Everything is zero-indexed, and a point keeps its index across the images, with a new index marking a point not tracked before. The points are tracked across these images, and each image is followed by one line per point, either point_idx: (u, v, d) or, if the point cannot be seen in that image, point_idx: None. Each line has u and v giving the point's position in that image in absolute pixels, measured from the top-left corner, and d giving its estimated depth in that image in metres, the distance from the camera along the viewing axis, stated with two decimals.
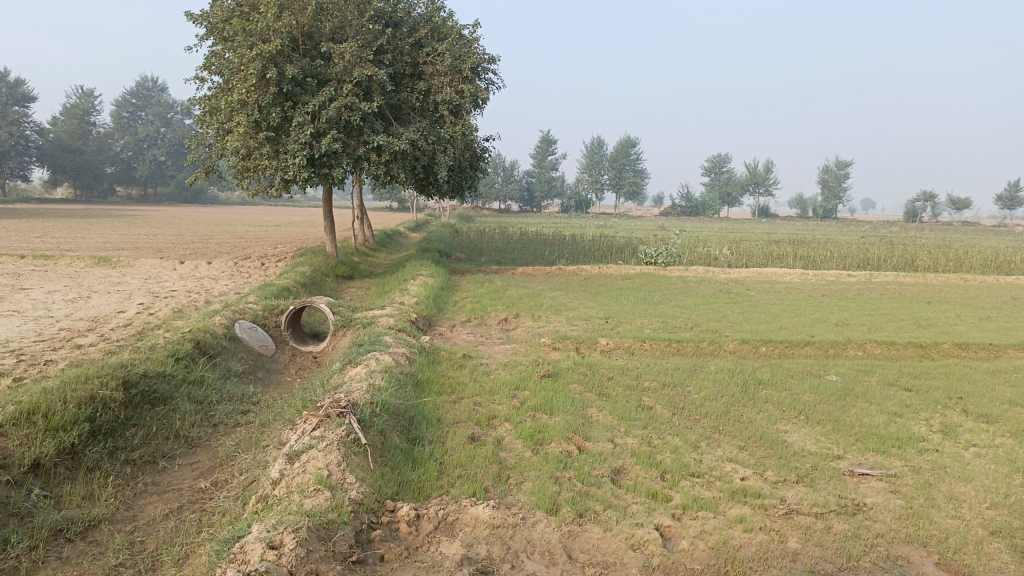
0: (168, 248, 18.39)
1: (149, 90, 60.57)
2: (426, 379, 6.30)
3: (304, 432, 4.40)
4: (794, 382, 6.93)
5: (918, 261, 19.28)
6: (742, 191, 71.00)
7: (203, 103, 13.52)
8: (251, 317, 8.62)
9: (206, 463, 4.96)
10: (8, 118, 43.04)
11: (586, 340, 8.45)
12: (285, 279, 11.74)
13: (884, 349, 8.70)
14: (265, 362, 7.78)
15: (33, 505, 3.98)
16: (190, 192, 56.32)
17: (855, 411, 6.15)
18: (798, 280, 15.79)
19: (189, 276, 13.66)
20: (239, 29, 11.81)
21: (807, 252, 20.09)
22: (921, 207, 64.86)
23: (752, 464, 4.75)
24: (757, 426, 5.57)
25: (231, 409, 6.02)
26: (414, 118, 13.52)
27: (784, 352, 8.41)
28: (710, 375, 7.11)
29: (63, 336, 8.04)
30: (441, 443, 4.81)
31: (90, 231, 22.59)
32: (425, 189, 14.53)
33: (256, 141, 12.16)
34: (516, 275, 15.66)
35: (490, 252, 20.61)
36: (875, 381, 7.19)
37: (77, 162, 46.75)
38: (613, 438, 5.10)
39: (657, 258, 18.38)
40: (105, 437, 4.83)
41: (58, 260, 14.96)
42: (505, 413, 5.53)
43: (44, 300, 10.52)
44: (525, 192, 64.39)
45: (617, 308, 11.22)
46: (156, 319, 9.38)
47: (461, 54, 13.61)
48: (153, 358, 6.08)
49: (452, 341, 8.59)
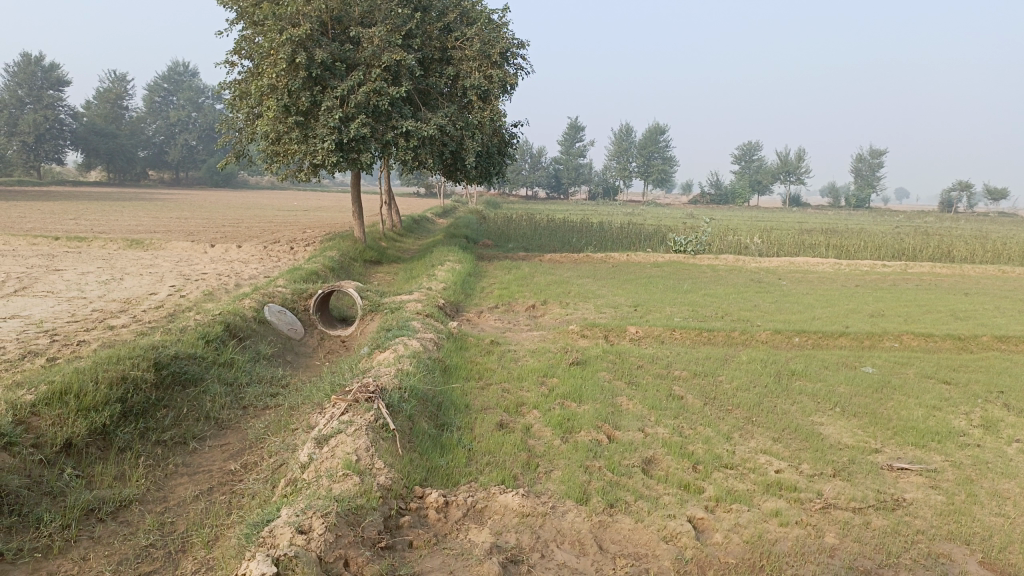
0: (199, 231, 18.57)
1: (181, 75, 61.17)
2: (454, 365, 6.26)
3: (333, 416, 4.38)
4: (828, 373, 6.79)
5: (956, 252, 18.85)
6: (773, 179, 70.03)
7: (233, 87, 13.57)
8: (280, 301, 8.64)
9: (236, 445, 4.97)
10: (43, 102, 43.76)
11: (615, 328, 8.35)
12: (313, 263, 11.78)
13: (922, 341, 8.49)
14: (294, 346, 7.80)
15: (65, 485, 4.01)
16: (221, 176, 56.91)
17: (892, 404, 6.00)
18: (831, 270, 15.51)
19: (219, 259, 13.77)
20: (269, 13, 11.80)
21: (839, 241, 19.76)
22: (957, 197, 63.48)
23: (787, 456, 4.64)
24: (791, 417, 5.46)
25: (260, 392, 6.04)
26: (442, 103, 13.44)
27: (818, 343, 8.24)
28: (741, 364, 6.99)
29: (96, 317, 8.14)
30: (470, 430, 4.77)
31: (123, 214, 22.91)
32: (453, 174, 14.47)
33: (285, 125, 12.17)
34: (543, 261, 15.57)
35: (518, 238, 20.53)
36: (913, 373, 7.01)
37: (111, 146, 47.42)
38: (643, 427, 5.02)
39: (686, 245, 18.18)
40: (136, 418, 4.86)
41: (92, 243, 15.18)
42: (534, 400, 5.48)
43: (78, 281, 10.67)
44: (552, 178, 64.13)
45: (646, 297, 11.09)
46: (187, 302, 9.46)
47: (490, 39, 13.50)
48: (183, 340, 6.11)
49: (480, 327, 8.54)
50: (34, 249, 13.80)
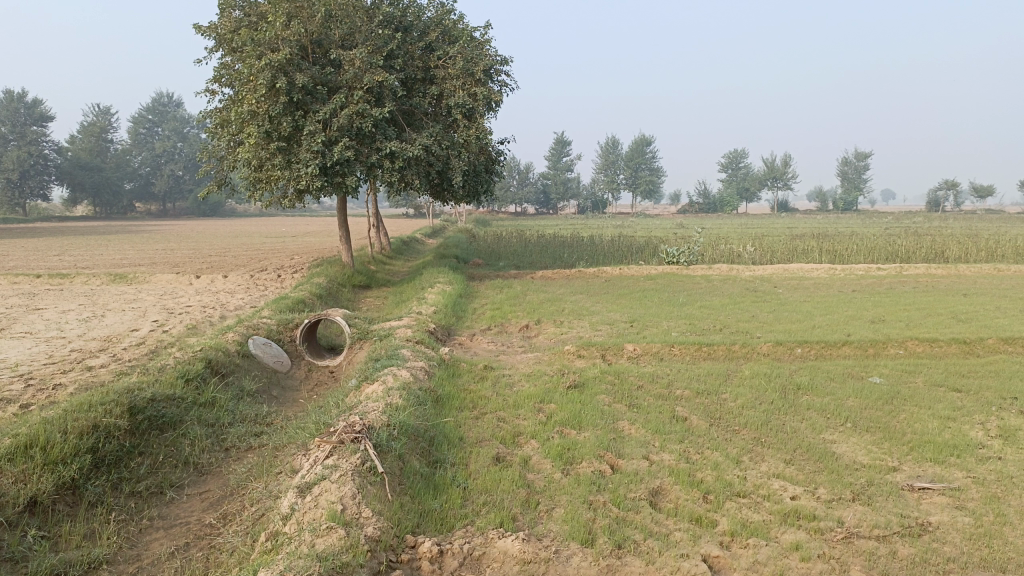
0: (184, 262, 18.26)
1: (165, 107, 61.03)
2: (446, 395, 5.98)
3: (317, 460, 4.09)
4: (836, 386, 6.53)
5: (949, 251, 18.73)
6: (761, 186, 70.20)
7: (214, 115, 13.33)
8: (265, 333, 8.35)
9: (216, 492, 4.69)
10: (27, 138, 43.53)
11: (611, 346, 8.10)
12: (300, 291, 11.49)
13: (927, 347, 8.26)
14: (280, 380, 7.51)
15: (28, 549, 3.70)
16: (208, 206, 56.66)
17: (905, 416, 5.75)
18: (827, 276, 15.31)
19: (205, 290, 13.48)
20: (247, 38, 11.59)
21: (832, 245, 19.59)
22: (943, 197, 63.70)
23: (802, 480, 4.38)
24: (802, 436, 5.20)
25: (244, 432, 5.74)
26: (426, 123, 13.23)
27: (822, 353, 8.01)
28: (745, 380, 6.72)
29: (74, 358, 7.82)
30: (465, 466, 4.49)
31: (107, 248, 22.55)
32: (440, 195, 14.23)
33: (268, 152, 11.93)
34: (535, 279, 15.32)
35: (508, 256, 20.27)
36: (922, 382, 6.77)
37: (96, 180, 47.09)
38: (648, 455, 4.75)
39: (679, 256, 17.96)
40: (108, 468, 4.56)
41: (74, 279, 14.84)
42: (531, 429, 5.20)
43: (57, 320, 10.34)
44: (540, 194, 64.10)
45: (642, 311, 10.86)
46: (170, 337, 9.16)
47: (473, 56, 13.31)
48: (161, 380, 5.81)
49: (472, 351, 8.27)
50: (14, 288, 13.47)
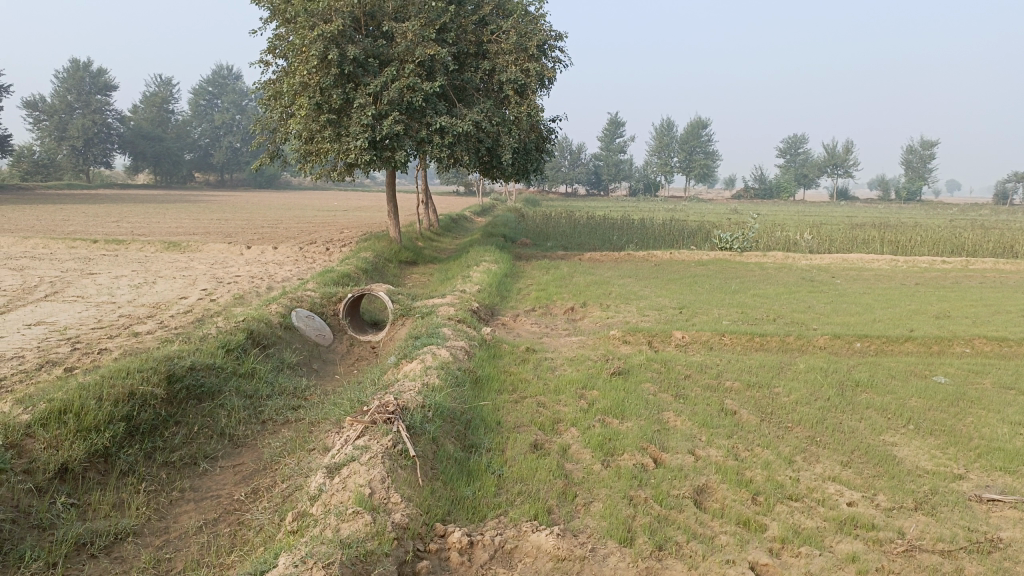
0: (237, 233, 18.49)
1: (224, 79, 62.00)
2: (486, 376, 5.81)
3: (348, 440, 3.95)
4: (897, 385, 6.16)
5: (1020, 246, 17.80)
6: (820, 172, 68.21)
7: (267, 86, 13.34)
8: (309, 305, 8.30)
9: (249, 466, 4.63)
10: (91, 107, 44.73)
11: (659, 333, 7.83)
12: (346, 265, 11.47)
13: (997, 346, 7.77)
14: (321, 353, 7.46)
15: (56, 516, 3.68)
16: (263, 177, 57.59)
17: (972, 420, 5.39)
18: (887, 267, 14.68)
19: (254, 261, 13.58)
20: (301, 9, 11.51)
21: (895, 235, 18.82)
22: (1013, 189, 61.01)
23: (859, 486, 4.09)
24: (860, 437, 4.89)
25: (281, 405, 5.69)
26: (478, 99, 13.01)
27: (882, 349, 7.60)
28: (799, 374, 6.40)
29: (122, 323, 7.90)
30: (501, 453, 4.33)
31: (165, 216, 23.01)
32: (490, 172, 14.02)
33: (318, 124, 11.87)
34: (583, 260, 15.05)
35: (557, 237, 20.00)
36: (990, 384, 6.36)
37: (157, 149, 48.19)
38: (694, 449, 4.52)
39: (732, 243, 17.44)
40: (143, 437, 4.53)
41: (130, 245, 15.12)
42: (572, 416, 5.00)
43: (110, 286, 10.50)
44: (592, 175, 63.55)
45: (692, 298, 10.53)
46: (216, 306, 9.20)
47: (527, 32, 13.02)
48: (202, 349, 5.78)
49: (515, 332, 8.10)
50: (71, 252, 13.77)
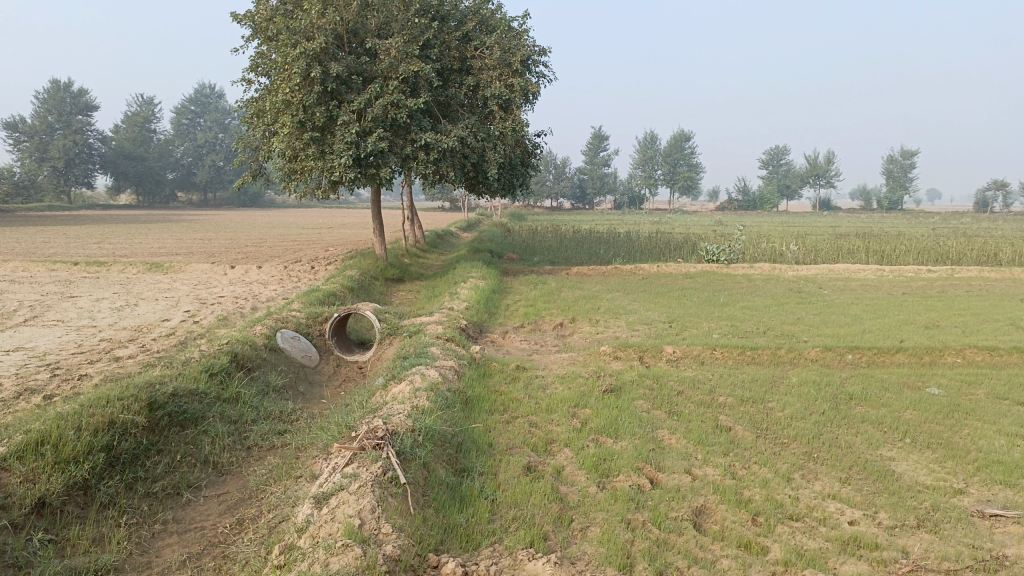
0: (220, 252, 18.30)
1: (207, 98, 61.79)
2: (477, 396, 5.71)
3: (336, 467, 3.83)
4: (891, 397, 6.11)
5: (1003, 254, 17.93)
6: (802, 183, 68.78)
7: (250, 104, 13.24)
8: (294, 326, 8.17)
9: (234, 495, 4.50)
10: (72, 127, 44.37)
11: (650, 348, 7.75)
12: (332, 284, 11.34)
13: (988, 356, 7.76)
14: (308, 375, 7.33)
15: (33, 554, 3.53)
16: (248, 196, 57.31)
17: (969, 432, 5.34)
18: (873, 277, 14.72)
19: (239, 281, 13.42)
20: (283, 27, 11.44)
21: (879, 245, 18.90)
22: (993, 197, 61.76)
23: (860, 503, 4.02)
24: (857, 452, 4.82)
25: (267, 430, 5.56)
26: (462, 114, 12.97)
27: (874, 361, 7.56)
28: (792, 388, 6.35)
29: (103, 347, 7.73)
30: (493, 477, 4.22)
31: (147, 236, 22.74)
32: (475, 187, 13.96)
33: (302, 142, 11.78)
34: (571, 275, 14.99)
35: (543, 251, 19.95)
36: (983, 395, 6.32)
37: (139, 169, 47.85)
38: (690, 469, 4.43)
39: (719, 255, 17.45)
40: (123, 467, 4.39)
41: (111, 267, 14.91)
42: (565, 436, 4.91)
43: (91, 309, 10.31)
44: (576, 189, 63.73)
45: (681, 311, 10.48)
46: (200, 329, 9.03)
47: (511, 47, 13.02)
48: (184, 374, 5.64)
49: (505, 350, 8.00)
50: (51, 275, 13.54)
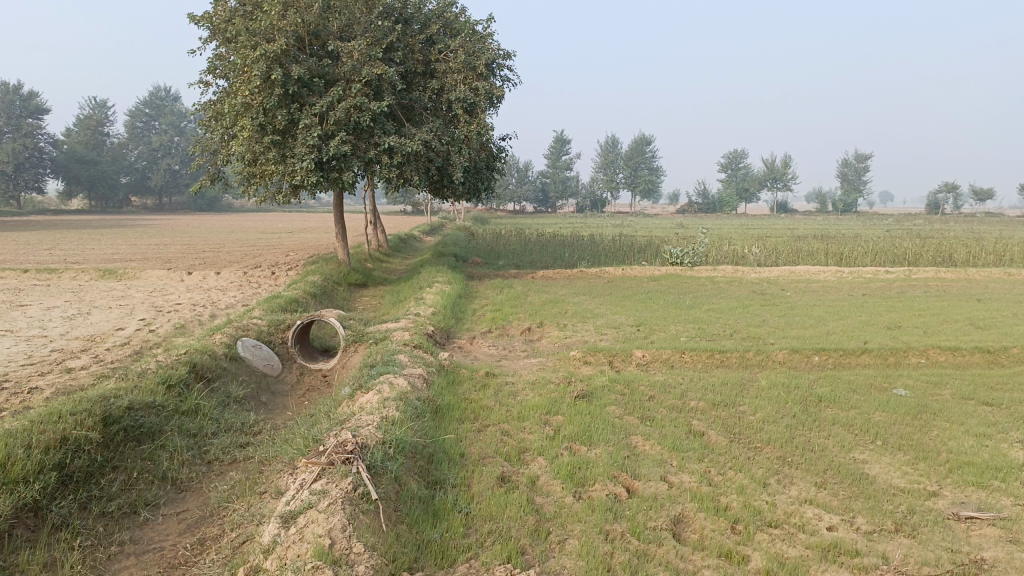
0: (176, 258, 17.84)
1: (162, 100, 60.55)
2: (446, 405, 5.58)
3: (304, 484, 3.67)
4: (859, 399, 6.14)
5: (957, 255, 18.35)
6: (760, 186, 69.92)
7: (207, 107, 12.91)
8: (255, 334, 7.93)
9: (195, 513, 4.31)
10: (22, 131, 43.05)
11: (619, 352, 7.70)
12: (294, 290, 11.09)
13: (950, 356, 7.87)
14: (270, 385, 7.12)
15: None
16: (205, 200, 56.28)
17: (938, 434, 5.38)
18: (834, 279, 14.92)
19: (197, 288, 13.07)
20: (242, 28, 11.18)
21: (839, 247, 19.21)
22: (943, 199, 63.49)
23: (837, 508, 4.01)
24: (831, 455, 4.81)
25: (228, 443, 5.36)
26: (426, 118, 12.82)
27: (840, 362, 7.62)
28: (762, 391, 6.34)
29: (54, 359, 7.41)
30: (467, 488, 4.10)
31: (101, 242, 22.10)
32: (439, 191, 13.81)
33: (262, 145, 11.51)
34: (536, 279, 14.91)
35: (508, 255, 19.85)
36: (949, 395, 6.39)
37: (92, 173, 46.67)
38: (666, 476, 4.37)
39: (682, 258, 17.54)
40: (77, 486, 4.17)
41: (63, 274, 14.40)
42: (538, 445, 4.81)
43: (41, 318, 9.92)
44: (539, 193, 63.87)
45: (648, 314, 10.48)
46: (157, 337, 8.74)
47: (475, 50, 12.92)
48: (141, 387, 5.41)
49: (473, 356, 7.88)
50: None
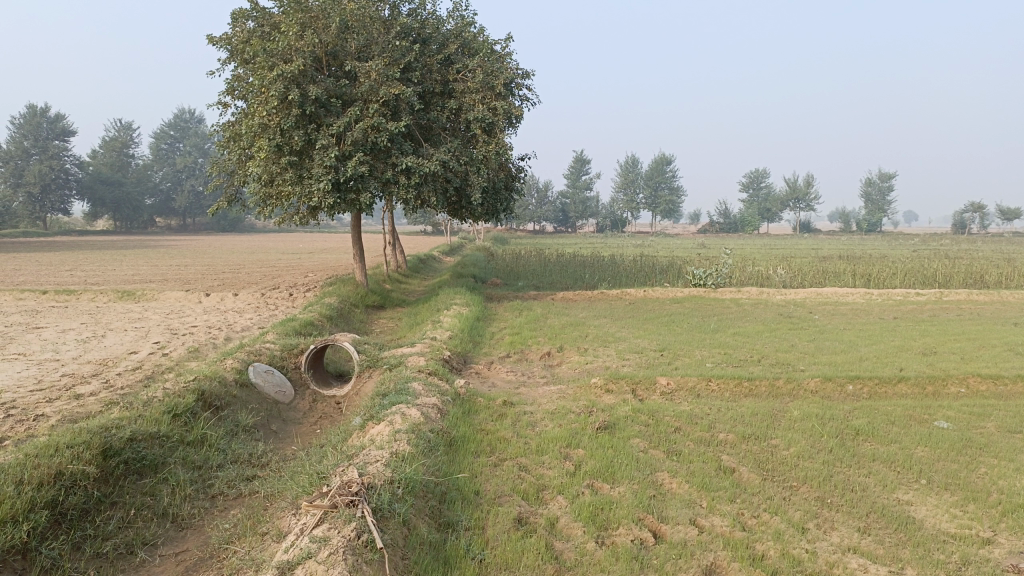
0: (195, 279, 17.77)
1: (187, 123, 61.43)
2: (461, 437, 5.32)
3: (305, 529, 3.41)
4: (899, 432, 5.78)
5: (989, 276, 17.83)
6: (782, 206, 69.29)
7: (225, 128, 12.87)
8: (268, 358, 7.73)
9: (194, 554, 4.07)
10: (49, 153, 43.69)
11: (642, 380, 7.39)
12: (309, 312, 10.91)
13: (992, 385, 7.48)
14: (282, 412, 6.90)
15: None
16: (228, 221, 56.73)
17: (986, 471, 5.02)
18: (863, 301, 14.49)
19: (214, 310, 12.94)
20: (259, 49, 11.13)
21: (866, 268, 18.74)
22: (970, 218, 62.42)
23: (883, 558, 3.70)
24: (873, 496, 4.48)
25: (234, 476, 5.13)
26: (444, 138, 12.68)
27: (876, 392, 7.26)
28: (795, 423, 6.00)
29: (64, 384, 7.25)
30: (481, 532, 3.83)
31: (122, 263, 22.17)
32: (458, 213, 13.64)
33: (278, 166, 11.40)
34: (556, 301, 14.64)
35: (528, 276, 19.62)
36: (994, 428, 6.02)
37: (117, 195, 47.23)
38: (696, 518, 4.07)
39: (705, 279, 17.17)
40: (70, 525, 3.95)
41: (81, 296, 14.35)
42: (558, 482, 4.52)
43: (55, 341, 9.81)
44: (559, 213, 63.76)
45: (672, 338, 10.16)
46: (169, 362, 8.56)
47: (493, 70, 12.76)
48: (145, 416, 5.20)
49: (490, 383, 7.61)
50: (18, 305, 13.00)
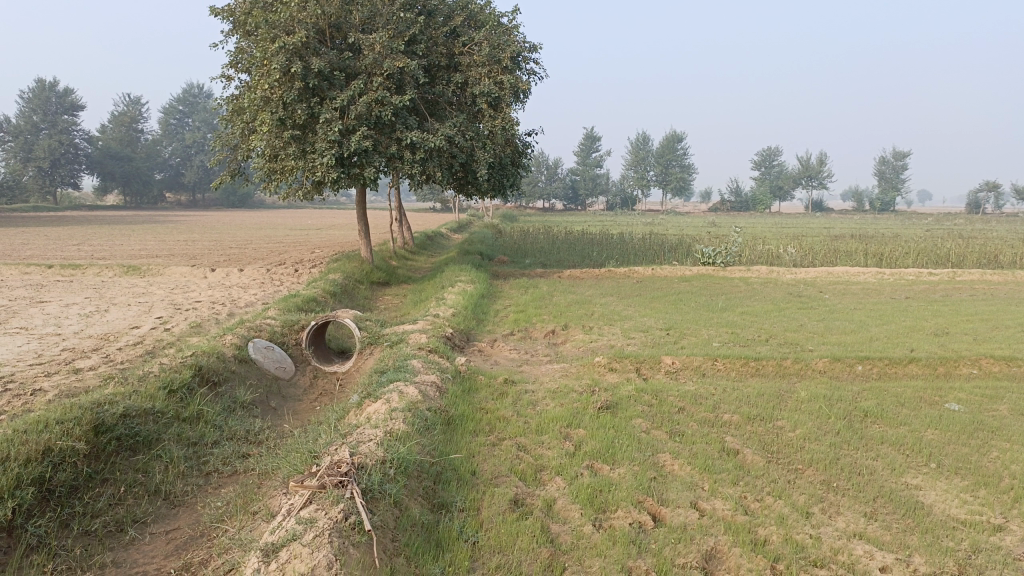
0: (202, 255, 17.69)
1: (196, 97, 61.19)
2: (460, 416, 5.21)
3: (292, 511, 3.32)
4: (908, 414, 5.64)
5: (1003, 256, 17.54)
6: (795, 184, 68.62)
7: (229, 102, 12.71)
8: (268, 334, 7.64)
9: (185, 532, 4.00)
10: (58, 127, 43.62)
11: (647, 359, 7.26)
12: (312, 288, 10.81)
13: (1005, 366, 7.31)
14: (281, 389, 6.82)
15: None
16: (238, 197, 56.65)
17: (998, 455, 4.88)
18: (875, 281, 14.26)
19: (218, 285, 12.87)
20: (261, 20, 10.93)
21: (879, 247, 18.46)
22: (984, 199, 61.69)
23: (890, 545, 3.58)
24: (880, 480, 4.35)
25: (229, 453, 5.06)
26: (450, 112, 12.48)
27: (885, 372, 7.10)
28: (802, 404, 5.87)
29: (64, 358, 7.18)
30: (476, 513, 3.74)
31: (130, 238, 22.10)
32: (464, 188, 13.47)
33: (282, 140, 11.22)
34: (563, 278, 14.51)
35: (536, 254, 19.45)
36: (1006, 411, 5.87)
37: (126, 169, 47.17)
38: (697, 501, 3.96)
39: (714, 257, 16.97)
40: (58, 502, 3.89)
41: (87, 270, 14.29)
42: (556, 462, 4.42)
43: (58, 315, 9.74)
44: (569, 190, 63.35)
45: (678, 317, 10.02)
46: (170, 337, 8.48)
47: (500, 43, 12.50)
48: (140, 392, 5.11)
49: (493, 361, 7.49)
50: (23, 279, 12.95)
